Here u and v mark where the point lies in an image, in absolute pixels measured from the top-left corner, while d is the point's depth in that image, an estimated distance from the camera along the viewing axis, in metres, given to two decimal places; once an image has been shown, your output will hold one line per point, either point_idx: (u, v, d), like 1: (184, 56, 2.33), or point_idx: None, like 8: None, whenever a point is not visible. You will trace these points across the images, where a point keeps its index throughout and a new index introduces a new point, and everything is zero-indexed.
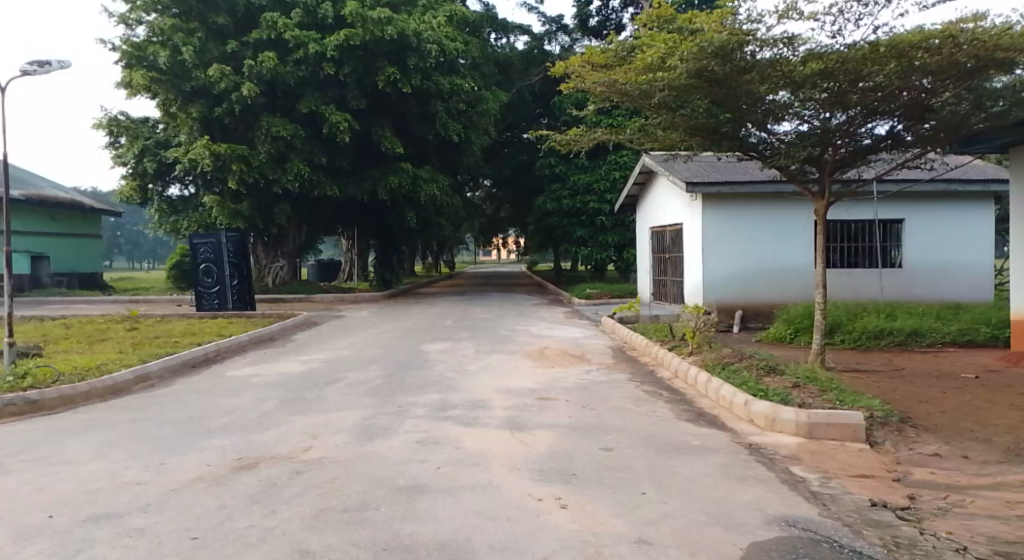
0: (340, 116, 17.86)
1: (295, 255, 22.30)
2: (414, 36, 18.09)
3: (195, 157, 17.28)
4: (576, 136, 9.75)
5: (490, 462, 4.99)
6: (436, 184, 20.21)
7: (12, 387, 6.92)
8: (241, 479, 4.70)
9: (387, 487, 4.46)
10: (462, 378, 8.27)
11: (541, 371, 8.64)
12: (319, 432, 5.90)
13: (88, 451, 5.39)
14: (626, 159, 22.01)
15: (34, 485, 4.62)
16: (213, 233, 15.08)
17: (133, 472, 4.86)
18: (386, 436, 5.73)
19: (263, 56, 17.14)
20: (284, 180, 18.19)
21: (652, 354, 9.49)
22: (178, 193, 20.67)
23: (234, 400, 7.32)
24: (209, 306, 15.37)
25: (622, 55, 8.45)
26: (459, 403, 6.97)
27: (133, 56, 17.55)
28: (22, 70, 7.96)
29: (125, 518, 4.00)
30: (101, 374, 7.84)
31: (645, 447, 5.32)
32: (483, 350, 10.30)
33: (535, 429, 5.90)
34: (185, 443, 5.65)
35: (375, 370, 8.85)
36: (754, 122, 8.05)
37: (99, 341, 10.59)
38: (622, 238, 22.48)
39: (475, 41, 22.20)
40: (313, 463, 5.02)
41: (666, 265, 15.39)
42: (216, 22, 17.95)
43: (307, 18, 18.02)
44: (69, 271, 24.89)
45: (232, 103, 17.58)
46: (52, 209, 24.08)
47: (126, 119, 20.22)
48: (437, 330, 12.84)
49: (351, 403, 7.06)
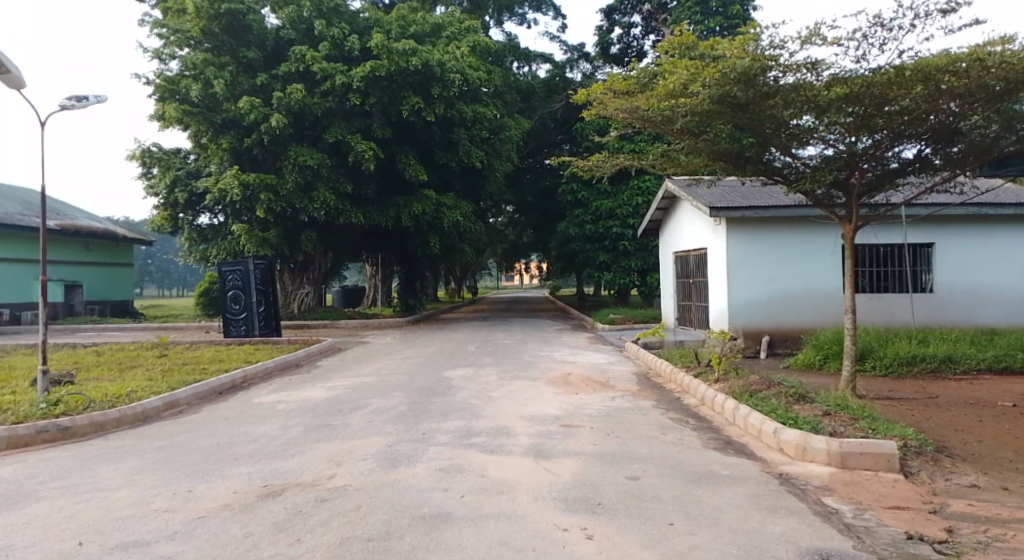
0: (365, 145, 18.06)
1: (320, 282, 22.64)
2: (438, 66, 18.49)
3: (225, 187, 17.73)
4: (599, 161, 9.80)
5: (516, 491, 4.95)
6: (459, 211, 20.38)
7: (44, 415, 7.03)
8: (267, 507, 4.71)
9: (412, 516, 4.45)
10: (486, 404, 8.25)
11: (565, 397, 8.58)
12: (343, 459, 5.92)
13: (118, 479, 5.45)
14: (649, 185, 22.12)
15: (63, 513, 4.67)
16: (240, 260, 15.30)
17: (162, 500, 4.91)
18: (410, 464, 5.72)
19: (291, 88, 17.55)
20: (311, 209, 18.41)
21: (677, 380, 9.37)
22: (208, 222, 21.01)
23: (261, 427, 7.36)
24: (236, 332, 15.57)
25: (643, 82, 8.51)
26: (482, 430, 6.93)
27: (166, 90, 18.11)
28: (61, 105, 8.25)
29: (153, 546, 4.03)
30: (131, 401, 7.93)
31: (672, 477, 5.25)
32: (506, 376, 10.26)
33: (560, 457, 5.86)
34: (213, 470, 5.71)
35: (400, 397, 8.86)
36: (778, 146, 8.00)
37: (130, 368, 10.69)
38: (645, 262, 22.41)
39: (498, 70, 22.59)
40: (338, 491, 5.02)
41: (691, 290, 15.27)
42: (246, 57, 18.42)
43: (334, 51, 18.42)
44: (101, 299, 25.39)
45: (262, 134, 17.89)
46: (85, 239, 24.63)
47: (159, 151, 20.71)
48: (462, 355, 12.83)
49: (375, 430, 7.06)
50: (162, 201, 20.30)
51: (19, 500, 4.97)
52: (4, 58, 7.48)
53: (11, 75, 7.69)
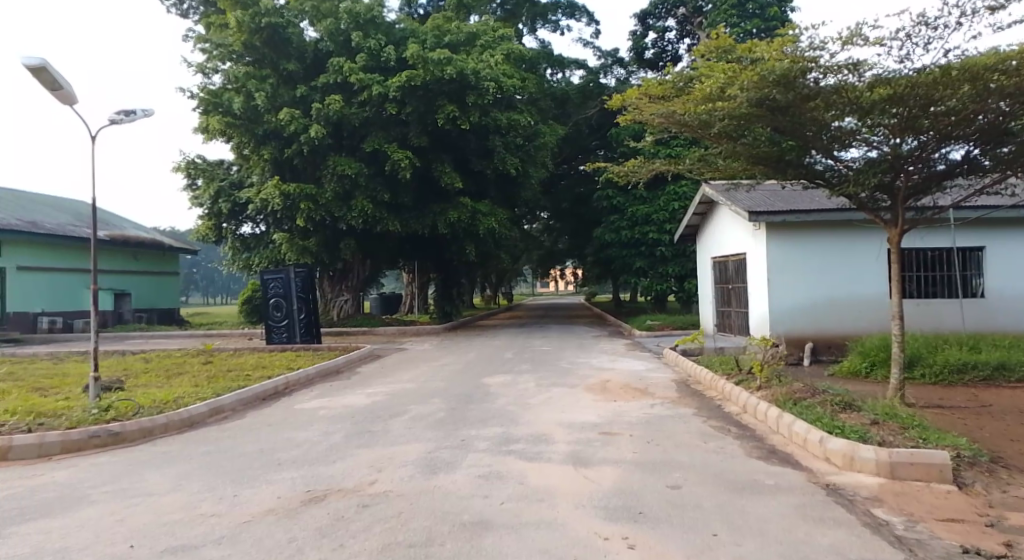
0: (402, 153, 18.24)
1: (359, 289, 22.94)
2: (473, 74, 18.66)
3: (266, 197, 18.10)
4: (635, 166, 9.75)
5: (556, 499, 4.94)
6: (495, 218, 20.47)
7: (97, 420, 7.25)
8: (311, 512, 4.78)
9: (453, 522, 4.47)
10: (524, 411, 8.24)
11: (603, 405, 8.53)
12: (384, 465, 5.97)
13: (167, 484, 5.59)
14: (686, 190, 21.92)
15: (115, 516, 4.81)
16: (282, 268, 15.53)
17: (210, 504, 5.03)
18: (449, 470, 5.75)
19: (330, 99, 17.84)
20: (349, 217, 18.68)
21: (718, 388, 9.23)
22: (250, 231, 21.48)
23: (303, 433, 7.48)
24: (278, 339, 15.86)
25: (679, 86, 8.45)
26: (521, 437, 6.93)
27: (210, 103, 18.59)
28: (111, 119, 8.54)
29: (202, 550, 4.12)
30: (179, 407, 8.14)
31: (715, 486, 5.17)
32: (544, 383, 10.23)
33: (600, 465, 5.82)
34: (259, 475, 5.82)
35: (438, 403, 8.91)
36: (819, 149, 7.83)
37: (176, 375, 10.96)
38: (683, 268, 22.16)
39: (532, 77, 22.64)
40: (380, 497, 5.08)
41: (731, 296, 15.05)
42: (287, 69, 18.83)
43: (371, 62, 18.70)
44: (149, 307, 26.13)
45: (301, 144, 18.22)
46: (134, 249, 25.36)
47: (203, 162, 21.27)
48: (499, 362, 12.85)
49: (415, 436, 7.12)
50: (206, 212, 20.82)
51: (74, 503, 5.14)
52: (56, 75, 7.77)
53: (63, 91, 7.99)
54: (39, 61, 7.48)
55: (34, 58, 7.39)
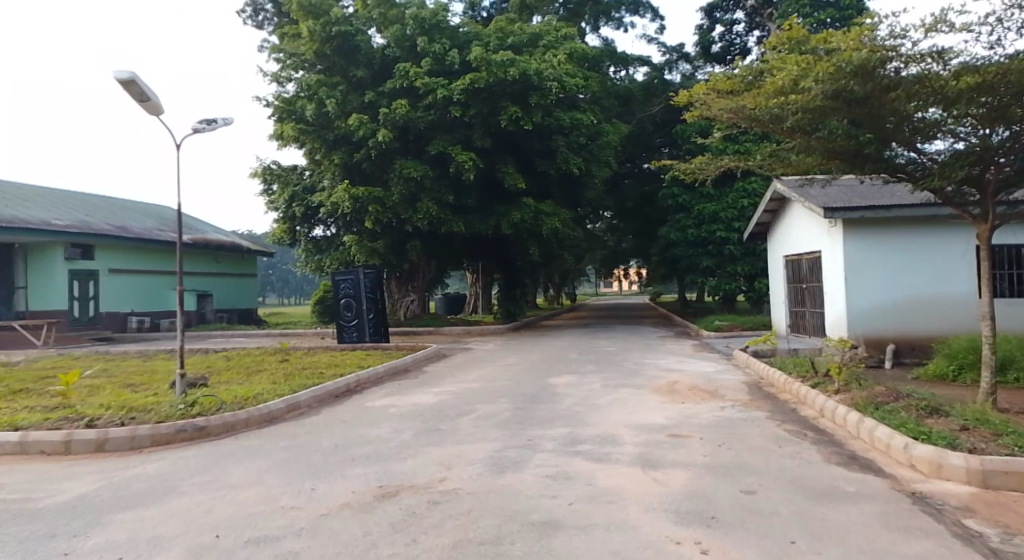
0: (466, 155, 18.42)
1: (425, 289, 23.34)
2: (536, 75, 18.73)
3: (337, 201, 18.62)
4: (702, 163, 9.57)
5: (625, 501, 4.90)
6: (558, 218, 20.46)
7: (184, 415, 7.64)
8: (384, 507, 4.91)
9: (522, 521, 4.50)
10: (592, 412, 8.21)
11: (672, 407, 8.39)
12: (453, 463, 6.07)
13: (249, 477, 5.84)
14: (756, 187, 21.40)
15: (203, 507, 5.06)
16: (352, 269, 15.91)
17: (289, 497, 5.22)
18: (517, 470, 5.78)
19: (396, 103, 18.19)
20: (415, 219, 18.98)
21: (793, 391, 8.95)
22: (322, 234, 22.16)
23: (375, 430, 7.68)
24: (349, 338, 16.32)
25: (749, 80, 8.27)
26: (589, 438, 6.91)
27: (284, 110, 19.29)
28: (194, 128, 8.98)
29: (283, 541, 4.29)
30: (258, 403, 8.48)
31: (791, 492, 5.02)
32: (610, 384, 10.16)
33: (670, 467, 5.74)
34: (334, 470, 6.01)
35: (505, 403, 8.97)
36: (901, 142, 7.45)
37: (255, 372, 11.43)
38: (753, 267, 21.57)
39: (595, 75, 22.51)
40: (450, 494, 5.16)
41: (805, 295, 14.56)
42: (356, 76, 19.35)
43: (435, 66, 18.99)
44: (229, 307, 27.35)
45: (370, 148, 18.66)
46: (215, 251, 26.54)
47: (278, 168, 22.11)
48: (565, 363, 12.83)
49: (483, 435, 7.19)
50: (281, 215, 21.61)
51: (165, 494, 5.43)
52: (145, 88, 8.23)
53: (151, 103, 8.45)
54: (129, 75, 7.94)
55: (125, 72, 7.85)
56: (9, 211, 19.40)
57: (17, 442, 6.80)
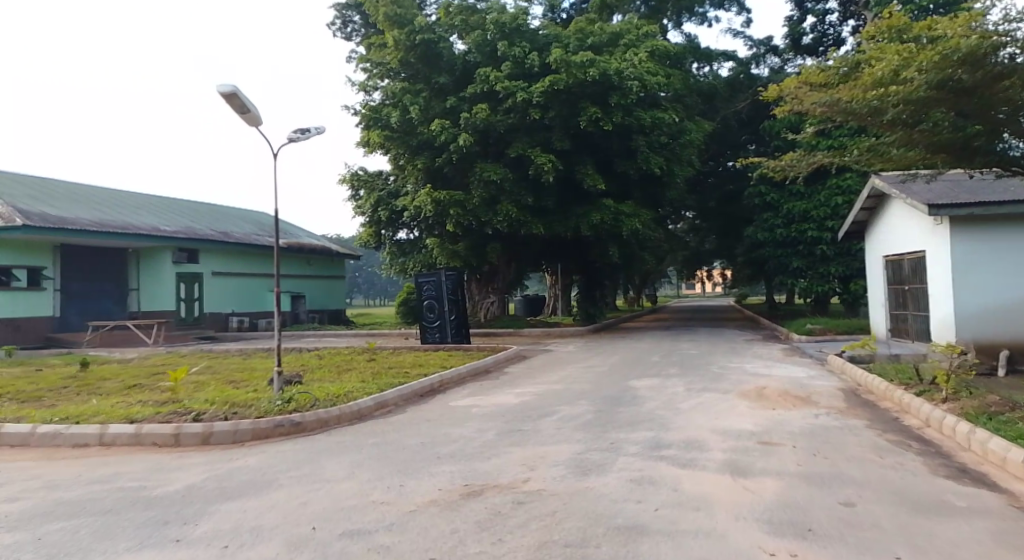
0: (545, 157, 18.44)
1: (505, 291, 23.55)
2: (616, 74, 18.59)
3: (420, 204, 19.05)
4: (792, 160, 9.20)
5: (714, 508, 4.77)
6: (639, 219, 20.19)
7: (281, 411, 8.01)
8: (470, 506, 4.98)
9: (608, 525, 4.46)
10: (676, 416, 8.05)
11: (762, 413, 8.12)
12: (537, 464, 6.08)
13: (341, 472, 6.06)
14: (851, 183, 20.40)
15: (299, 500, 5.29)
16: (436, 271, 16.35)
17: (379, 492, 5.38)
18: (602, 473, 5.74)
19: (477, 108, 18.41)
20: (495, 221, 19.14)
21: (894, 399, 8.47)
22: (405, 237, 22.72)
23: (459, 429, 7.80)
24: (432, 338, 16.64)
25: (844, 72, 7.89)
26: (674, 442, 6.77)
27: (370, 118, 19.88)
28: (290, 138, 9.40)
29: (374, 535, 4.42)
30: (348, 400, 8.79)
31: (893, 505, 4.75)
32: (695, 388, 9.93)
33: (760, 475, 5.55)
34: (420, 467, 6.15)
35: (588, 405, 8.93)
36: (1015, 132, 7.03)
37: (345, 371, 11.85)
38: (847, 268, 20.56)
39: (678, 73, 22.09)
40: (534, 495, 5.18)
41: (906, 297, 13.76)
42: (438, 82, 19.74)
43: (516, 70, 19.11)
44: (320, 308, 28.55)
45: (451, 152, 18.98)
46: (307, 255, 27.70)
47: (365, 174, 22.88)
48: (647, 365, 12.65)
49: (566, 437, 7.19)
50: (368, 219, 22.31)
51: (264, 485, 5.71)
52: (246, 100, 8.68)
53: (251, 114, 8.90)
54: (232, 88, 8.40)
55: (228, 85, 8.31)
56: (124, 219, 20.89)
57: (133, 433, 7.30)
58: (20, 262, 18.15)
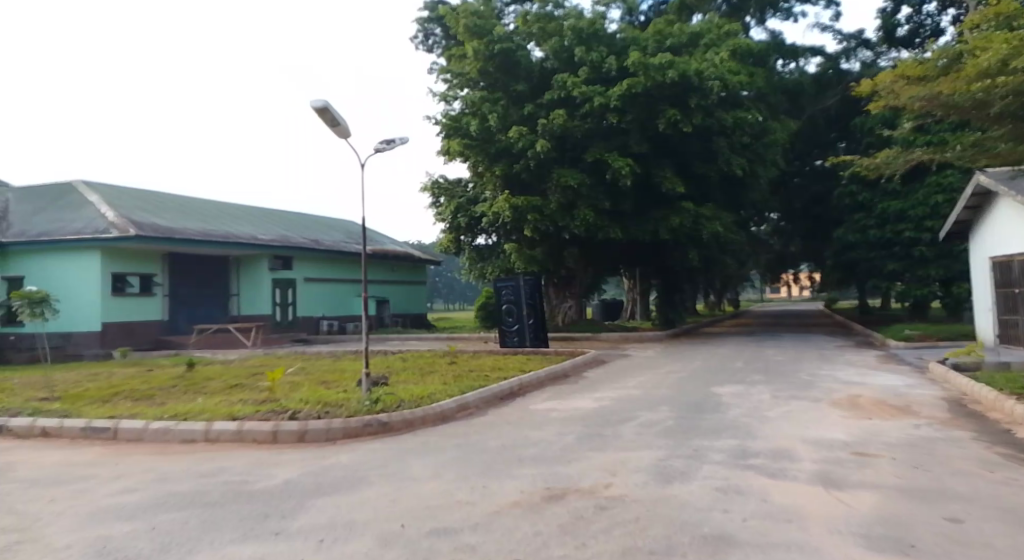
0: (623, 161, 18.27)
1: (582, 296, 23.46)
2: (696, 75, 18.27)
3: (497, 211, 19.25)
4: (888, 157, 8.79)
5: (805, 520, 4.61)
6: (720, 222, 19.71)
7: (369, 411, 8.29)
8: (553, 509, 5.00)
9: (694, 534, 4.38)
10: (763, 424, 7.81)
11: (855, 422, 7.77)
12: (619, 470, 6.04)
13: (427, 472, 6.21)
14: (952, 180, 19.19)
15: (387, 497, 5.46)
16: (513, 276, 16.63)
17: (463, 493, 5.49)
18: (686, 480, 5.65)
19: (554, 114, 18.43)
20: (572, 226, 19.11)
21: (1004, 410, 7.93)
22: (484, 242, 23.02)
23: (539, 432, 7.85)
24: (511, 343, 16.74)
25: (944, 64, 7.62)
26: (761, 451, 6.58)
27: (450, 127, 20.25)
28: (376, 149, 9.73)
29: (460, 535, 4.51)
30: (432, 402, 8.99)
31: (1005, 523, 4.45)
32: (783, 395, 9.61)
33: (855, 488, 5.32)
34: (502, 469, 6.23)
35: (669, 411, 8.79)
36: None
37: (428, 373, 12.13)
38: (948, 270, 19.36)
39: (762, 71, 21.45)
40: (617, 501, 5.15)
41: (1016, 301, 12.84)
42: (516, 90, 19.94)
43: (593, 75, 19.06)
44: (403, 312, 29.31)
45: (529, 159, 19.08)
46: (389, 261, 28.52)
47: (445, 182, 23.33)
48: (731, 371, 12.32)
49: (647, 442, 7.11)
50: (448, 226, 22.75)
51: (354, 482, 5.93)
52: (336, 114, 9.05)
53: (341, 127, 9.28)
54: (324, 103, 8.79)
55: (320, 101, 8.69)
56: (223, 228, 22.13)
57: (235, 430, 7.73)
58: (132, 270, 19.48)
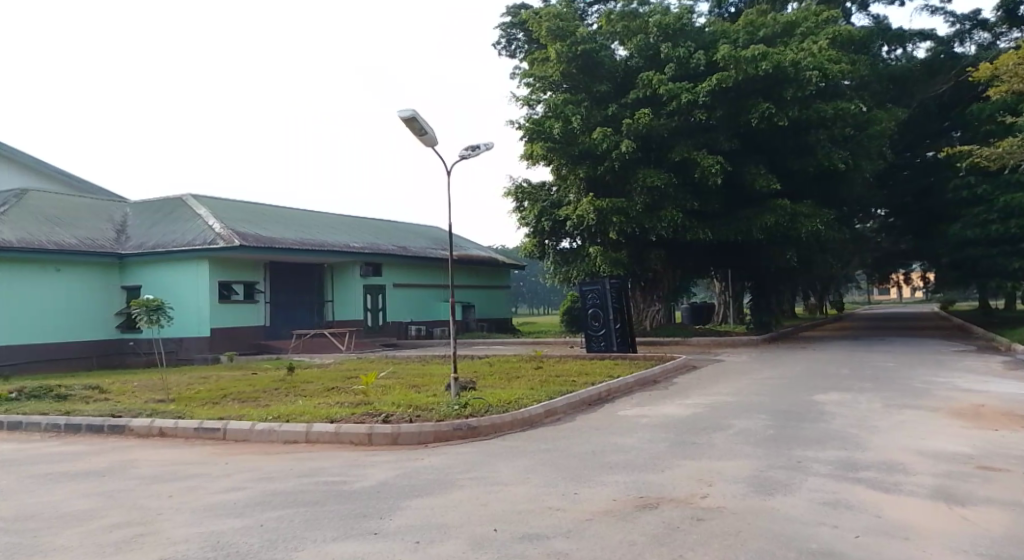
0: (712, 159, 17.73)
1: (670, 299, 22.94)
2: (791, 66, 17.50)
3: (581, 213, 19.07)
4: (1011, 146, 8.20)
5: (925, 539, 4.25)
6: (819, 219, 18.75)
7: (458, 415, 8.37)
8: (646, 518, 4.85)
9: (800, 549, 4.13)
10: (871, 435, 7.32)
11: (977, 434, 7.15)
12: (715, 479, 5.80)
13: (516, 476, 6.18)
14: None
15: (477, 501, 5.46)
16: (598, 279, 16.14)
17: (553, 498, 5.42)
18: (788, 492, 5.35)
19: (639, 113, 18.09)
20: (659, 227, 18.69)
21: None
22: (568, 246, 22.88)
23: (629, 439, 7.67)
24: (597, 347, 16.57)
25: None
26: (871, 463, 6.16)
27: (533, 131, 19.90)
28: (462, 155, 9.85)
29: (552, 541, 4.44)
30: (520, 406, 8.98)
31: None
32: (893, 404, 8.98)
33: (980, 505, 4.87)
34: (592, 476, 6.11)
35: (767, 419, 8.39)
36: None
37: (514, 378, 12.15)
38: None
39: (863, 59, 20.30)
40: (715, 512, 4.94)
41: None
42: (600, 91, 19.73)
43: (679, 71, 18.62)
44: (488, 317, 29.61)
45: (613, 160, 18.81)
46: (475, 266, 28.87)
47: (528, 186, 23.34)
48: (833, 378, 11.66)
49: (744, 452, 6.80)
50: (531, 230, 22.72)
51: (444, 485, 5.98)
52: (423, 123, 9.23)
53: (428, 136, 9.45)
54: (411, 112, 8.98)
55: (408, 110, 8.89)
56: (318, 237, 23.04)
57: (333, 431, 7.98)
58: (238, 278, 20.63)
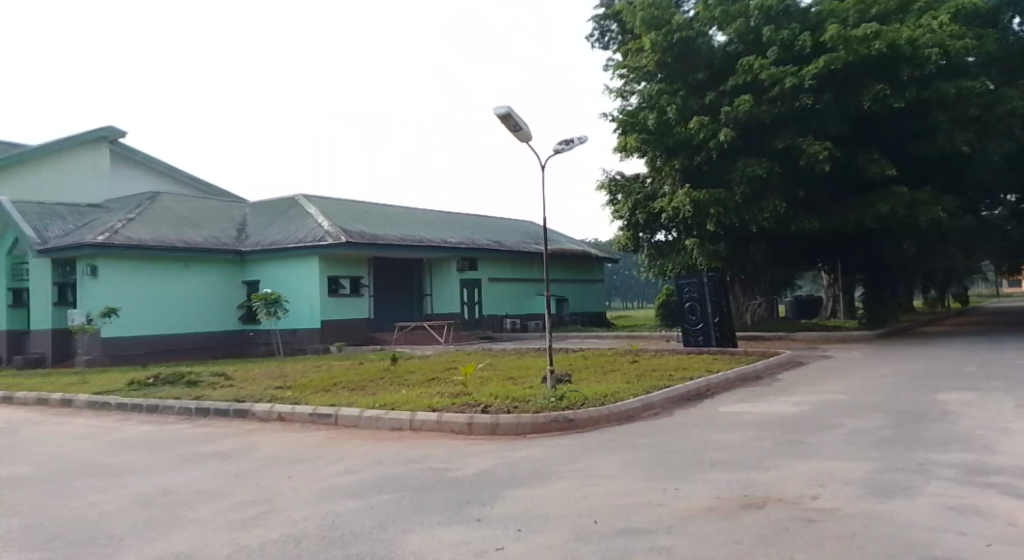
0: (820, 145, 16.89)
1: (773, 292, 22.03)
2: (907, 44, 16.40)
3: (677, 205, 18.64)
4: None
5: None
6: (941, 206, 17.43)
7: (555, 407, 8.43)
8: (752, 517, 4.73)
9: (922, 556, 3.91)
10: (1003, 438, 6.78)
11: None
12: (826, 480, 5.57)
13: (615, 470, 6.17)
14: None
15: (576, 493, 5.50)
16: (696, 272, 15.74)
17: (654, 493, 5.38)
18: (907, 496, 5.06)
19: (739, 100, 17.51)
20: (760, 218, 18.00)
21: None
22: (664, 239, 22.41)
23: (732, 436, 7.47)
24: (694, 342, 16.17)
25: None
26: (1002, 469, 5.72)
27: (627, 124, 19.77)
28: (556, 149, 9.89)
29: (655, 536, 4.42)
30: (617, 400, 8.94)
31: None
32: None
33: None
34: (694, 472, 6.01)
35: (883, 419, 7.94)
36: None
37: (610, 372, 12.10)
38: None
39: (990, 32, 18.71)
40: (827, 514, 4.74)
41: None
42: (697, 79, 19.22)
43: (782, 55, 17.87)
44: (581, 311, 29.53)
45: (711, 150, 18.27)
46: (569, 260, 28.85)
47: (623, 179, 23.07)
48: (957, 377, 10.86)
49: (858, 453, 6.47)
50: (625, 224, 22.37)
51: (544, 476, 6.06)
52: (518, 119, 9.34)
53: (522, 132, 9.55)
54: (506, 109, 9.11)
55: (503, 108, 9.03)
56: (417, 233, 23.72)
57: (435, 420, 8.25)
58: (344, 273, 21.50)
